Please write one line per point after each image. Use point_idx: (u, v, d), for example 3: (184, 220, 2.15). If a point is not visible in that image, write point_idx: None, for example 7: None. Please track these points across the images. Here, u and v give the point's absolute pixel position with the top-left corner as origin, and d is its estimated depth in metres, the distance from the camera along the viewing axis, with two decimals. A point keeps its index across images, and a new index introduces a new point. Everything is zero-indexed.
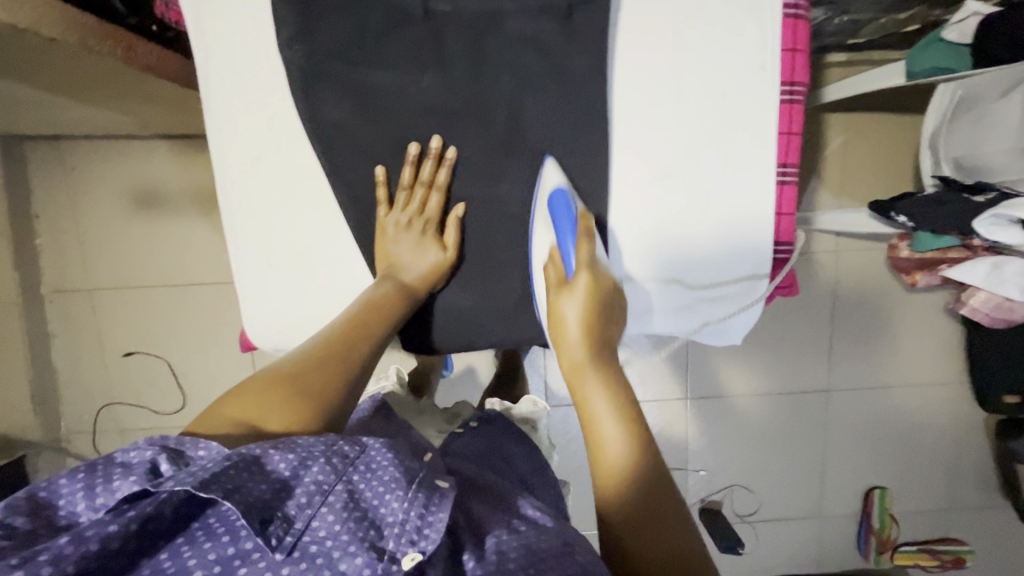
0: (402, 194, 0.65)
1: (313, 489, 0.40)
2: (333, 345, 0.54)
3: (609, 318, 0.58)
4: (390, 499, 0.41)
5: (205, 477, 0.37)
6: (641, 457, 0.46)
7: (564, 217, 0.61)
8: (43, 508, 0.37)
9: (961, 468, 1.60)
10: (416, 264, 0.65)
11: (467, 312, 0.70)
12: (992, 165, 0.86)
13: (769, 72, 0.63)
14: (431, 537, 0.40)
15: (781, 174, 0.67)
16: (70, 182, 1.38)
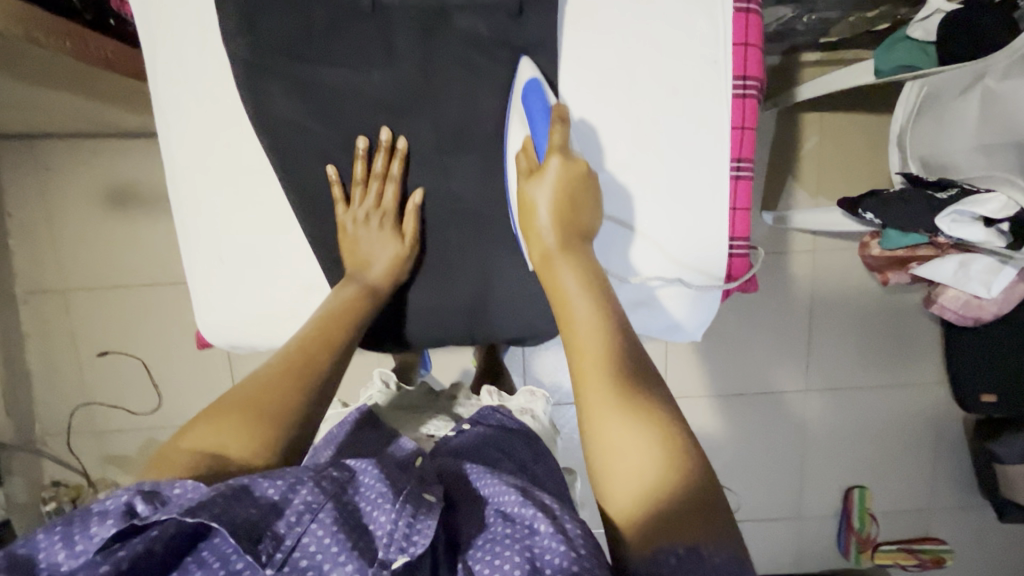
0: (357, 190, 0.65)
1: (303, 509, 0.41)
2: (295, 357, 0.54)
3: (581, 202, 0.59)
4: (378, 514, 0.43)
5: (190, 505, 0.38)
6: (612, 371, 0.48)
7: (536, 107, 0.60)
8: (22, 565, 0.36)
9: (940, 468, 1.61)
10: (379, 259, 0.65)
11: (421, 309, 0.69)
12: (957, 162, 0.85)
13: (721, 66, 0.64)
14: (420, 543, 0.42)
15: (735, 169, 0.66)
16: (43, 181, 1.37)
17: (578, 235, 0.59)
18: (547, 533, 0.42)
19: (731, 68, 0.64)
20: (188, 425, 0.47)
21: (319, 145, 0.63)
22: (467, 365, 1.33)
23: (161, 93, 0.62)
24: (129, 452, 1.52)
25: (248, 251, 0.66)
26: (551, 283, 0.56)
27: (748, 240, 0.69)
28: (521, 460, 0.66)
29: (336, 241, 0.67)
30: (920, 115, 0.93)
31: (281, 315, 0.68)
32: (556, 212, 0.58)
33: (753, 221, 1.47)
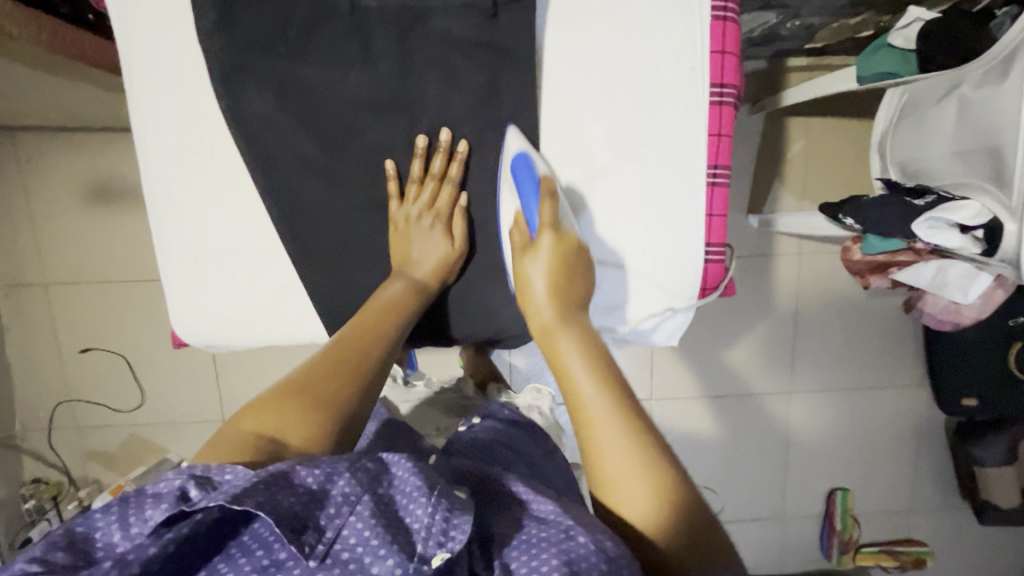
0: (412, 187, 0.66)
1: (342, 500, 0.42)
2: (346, 352, 0.57)
3: (575, 270, 0.62)
4: (414, 507, 0.43)
5: (235, 493, 0.40)
6: (648, 457, 0.47)
7: (525, 177, 0.62)
8: (81, 541, 0.41)
9: (921, 470, 1.62)
10: (425, 259, 0.66)
11: None
12: (934, 169, 0.86)
13: (698, 74, 0.64)
14: (458, 538, 0.41)
15: (711, 176, 0.67)
16: (23, 174, 1.35)
17: (573, 304, 0.61)
18: (584, 543, 0.41)
19: (708, 75, 0.65)
20: (245, 410, 0.51)
21: (296, 143, 0.63)
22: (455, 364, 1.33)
23: (137, 89, 0.61)
24: (111, 449, 1.51)
25: (224, 249, 0.66)
26: (554, 352, 0.56)
27: (724, 245, 0.70)
28: (529, 456, 0.67)
29: (384, 236, 0.68)
30: (900, 121, 0.94)
31: (258, 314, 0.68)
32: (552, 282, 0.61)
33: (740, 224, 1.48)
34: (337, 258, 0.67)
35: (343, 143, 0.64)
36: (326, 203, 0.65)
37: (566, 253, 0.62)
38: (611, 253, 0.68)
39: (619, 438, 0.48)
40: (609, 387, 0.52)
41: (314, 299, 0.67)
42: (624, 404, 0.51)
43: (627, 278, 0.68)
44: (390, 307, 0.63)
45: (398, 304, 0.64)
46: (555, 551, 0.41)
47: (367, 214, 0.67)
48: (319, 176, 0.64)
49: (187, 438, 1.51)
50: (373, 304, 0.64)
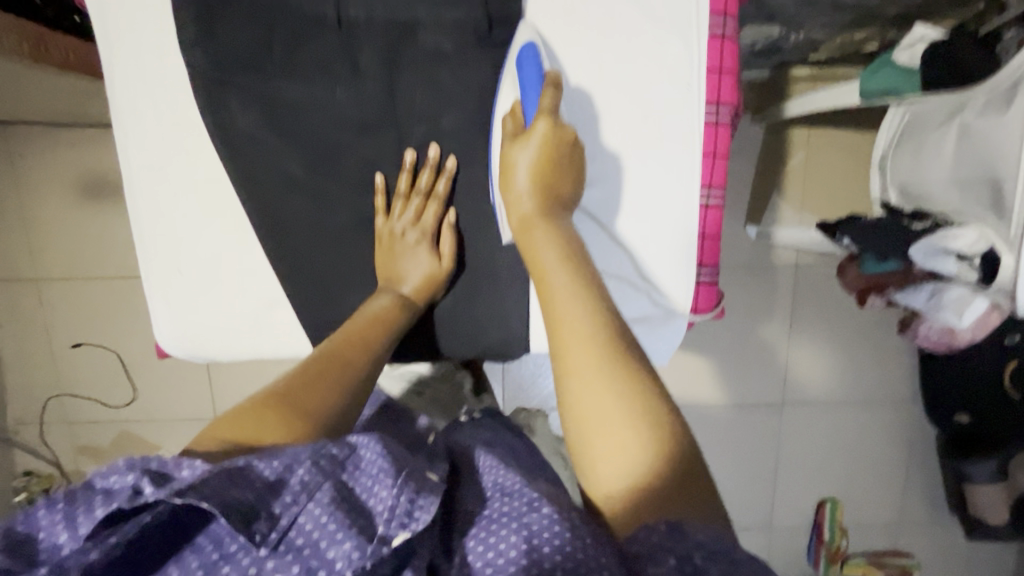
0: (399, 203, 0.65)
1: (300, 489, 0.42)
2: (332, 363, 0.56)
3: (562, 168, 0.58)
4: (378, 490, 0.43)
5: (183, 487, 0.39)
6: (623, 383, 0.45)
7: (530, 67, 0.59)
8: (22, 545, 0.39)
9: (911, 484, 1.62)
10: (413, 274, 0.65)
11: None
12: (932, 191, 0.85)
13: (693, 93, 0.63)
14: (421, 519, 0.42)
15: (705, 197, 0.66)
16: (17, 169, 1.34)
17: (556, 202, 0.57)
18: (546, 514, 0.41)
19: (703, 96, 0.63)
20: (220, 419, 0.49)
21: (280, 157, 0.62)
22: None
23: (118, 98, 0.60)
24: (102, 444, 1.51)
25: (205, 264, 0.65)
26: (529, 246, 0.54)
27: (716, 267, 0.69)
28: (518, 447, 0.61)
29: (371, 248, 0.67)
30: (901, 141, 0.93)
31: (242, 332, 0.67)
32: (537, 177, 0.57)
33: (738, 234, 1.47)
34: (321, 275, 0.66)
35: (329, 157, 0.63)
36: (310, 219, 0.64)
37: (558, 146, 0.58)
38: (599, 198, 0.64)
39: (598, 335, 0.46)
40: (592, 301, 0.49)
41: (299, 317, 0.66)
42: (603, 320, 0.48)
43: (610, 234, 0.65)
44: (378, 315, 0.63)
45: (390, 310, 0.64)
46: (512, 527, 0.41)
47: (351, 231, 0.66)
48: (302, 192, 0.63)
49: (178, 435, 1.51)
50: (359, 313, 0.63)
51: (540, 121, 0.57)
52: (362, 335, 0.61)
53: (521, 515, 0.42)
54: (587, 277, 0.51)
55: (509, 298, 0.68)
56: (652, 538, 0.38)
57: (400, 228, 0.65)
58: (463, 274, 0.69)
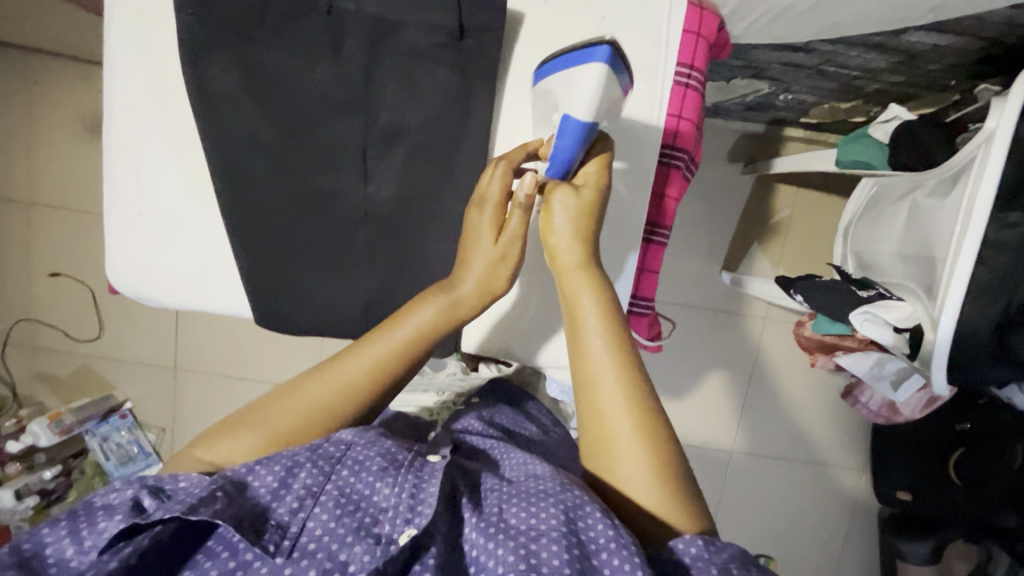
0: (494, 188, 0.61)
1: (304, 493, 0.50)
2: (362, 389, 0.58)
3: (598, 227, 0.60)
4: (381, 487, 0.52)
5: (191, 504, 0.47)
6: (650, 440, 0.52)
7: (568, 138, 0.56)
8: (31, 558, 0.47)
9: (847, 553, 1.62)
10: (472, 276, 0.61)
11: (314, 296, 0.71)
12: (883, 264, 0.88)
13: (652, 132, 0.65)
14: (424, 512, 0.50)
15: (650, 232, 0.69)
16: (29, 93, 1.39)
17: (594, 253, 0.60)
18: (593, 510, 0.48)
19: (660, 137, 0.66)
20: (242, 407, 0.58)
21: (251, 122, 0.65)
22: None
23: (114, 44, 0.64)
24: (61, 374, 1.53)
25: (161, 210, 0.68)
26: (569, 300, 0.58)
27: (653, 301, 0.72)
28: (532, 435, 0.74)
29: (343, 235, 0.70)
30: (863, 213, 0.96)
31: (186, 280, 0.70)
32: (579, 231, 0.58)
33: (713, 278, 1.50)
34: (273, 240, 0.69)
35: (300, 131, 0.66)
36: (272, 186, 0.67)
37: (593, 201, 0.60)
38: None
39: (626, 408, 0.53)
40: (624, 366, 0.54)
41: (243, 274, 0.69)
42: (635, 385, 0.54)
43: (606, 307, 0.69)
44: (421, 332, 0.60)
45: (434, 329, 0.60)
46: (547, 506, 0.49)
47: (305, 206, 0.69)
48: (267, 159, 0.66)
49: (138, 378, 1.54)
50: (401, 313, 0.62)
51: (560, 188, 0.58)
52: (403, 353, 0.60)
53: (555, 496, 0.50)
54: (620, 337, 0.56)
55: None
56: (697, 561, 0.46)
57: (353, 210, 0.69)
58: (410, 263, 0.71)
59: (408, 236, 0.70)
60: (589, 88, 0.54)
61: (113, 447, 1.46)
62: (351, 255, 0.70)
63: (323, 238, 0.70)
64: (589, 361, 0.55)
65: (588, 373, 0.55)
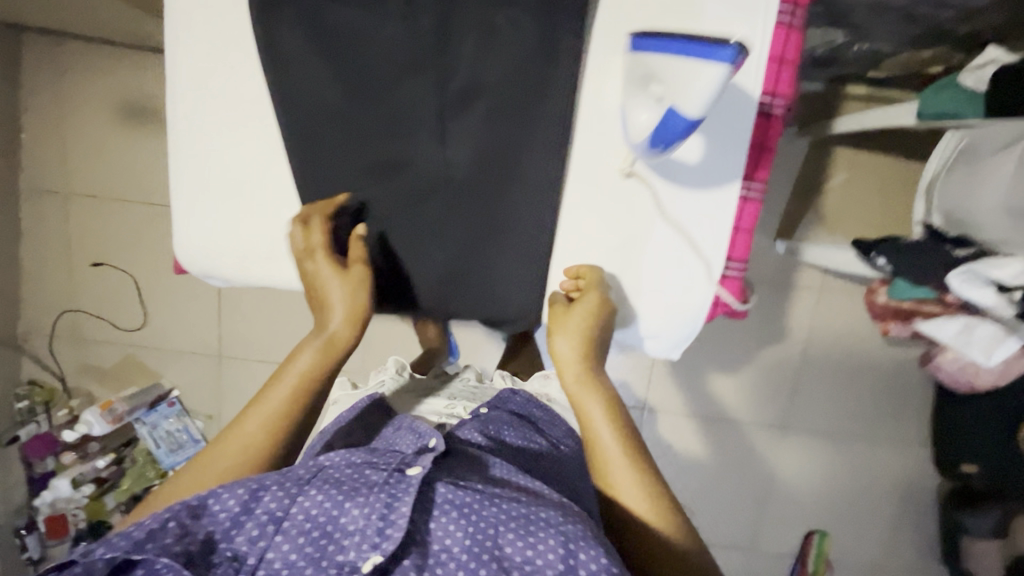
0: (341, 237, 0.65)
1: (265, 520, 0.55)
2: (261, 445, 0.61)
3: (605, 333, 0.68)
4: (351, 511, 0.55)
5: (137, 540, 0.52)
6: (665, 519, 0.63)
7: (672, 124, 0.53)
8: None
9: (905, 529, 1.58)
10: (338, 311, 0.65)
11: (391, 272, 0.69)
12: (985, 218, 0.83)
13: (750, 79, 0.60)
14: (391, 538, 0.54)
15: (745, 188, 0.65)
16: (61, 80, 1.36)
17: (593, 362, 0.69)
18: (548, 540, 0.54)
19: (759, 84, 0.61)
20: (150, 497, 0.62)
21: (320, 84, 0.62)
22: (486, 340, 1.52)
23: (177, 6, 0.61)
24: (106, 364, 1.53)
25: (229, 175, 0.66)
26: (579, 411, 0.67)
27: (743, 263, 0.68)
28: (551, 432, 0.78)
29: (415, 207, 0.66)
30: (955, 165, 0.90)
31: (260, 247, 0.68)
32: (580, 346, 0.67)
33: (764, 249, 1.44)
34: (344, 211, 0.66)
35: (369, 94, 0.62)
36: (345, 152, 0.64)
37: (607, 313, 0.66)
38: (671, 242, 0.65)
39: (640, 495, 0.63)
40: (627, 459, 0.65)
41: (317, 246, 0.67)
42: (640, 474, 0.65)
43: (701, 275, 0.66)
44: (305, 377, 0.64)
45: (315, 369, 0.65)
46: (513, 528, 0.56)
47: (374, 175, 0.65)
48: (336, 123, 0.63)
49: (180, 367, 1.53)
50: (284, 365, 0.65)
51: (564, 311, 0.68)
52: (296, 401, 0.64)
53: (517, 526, 0.56)
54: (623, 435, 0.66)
55: (529, 254, 0.67)
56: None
57: (428, 176, 0.65)
58: (491, 232, 0.67)
59: (486, 203, 0.66)
60: (705, 91, 0.51)
61: (162, 435, 1.48)
62: (427, 228, 0.67)
63: (393, 210, 0.67)
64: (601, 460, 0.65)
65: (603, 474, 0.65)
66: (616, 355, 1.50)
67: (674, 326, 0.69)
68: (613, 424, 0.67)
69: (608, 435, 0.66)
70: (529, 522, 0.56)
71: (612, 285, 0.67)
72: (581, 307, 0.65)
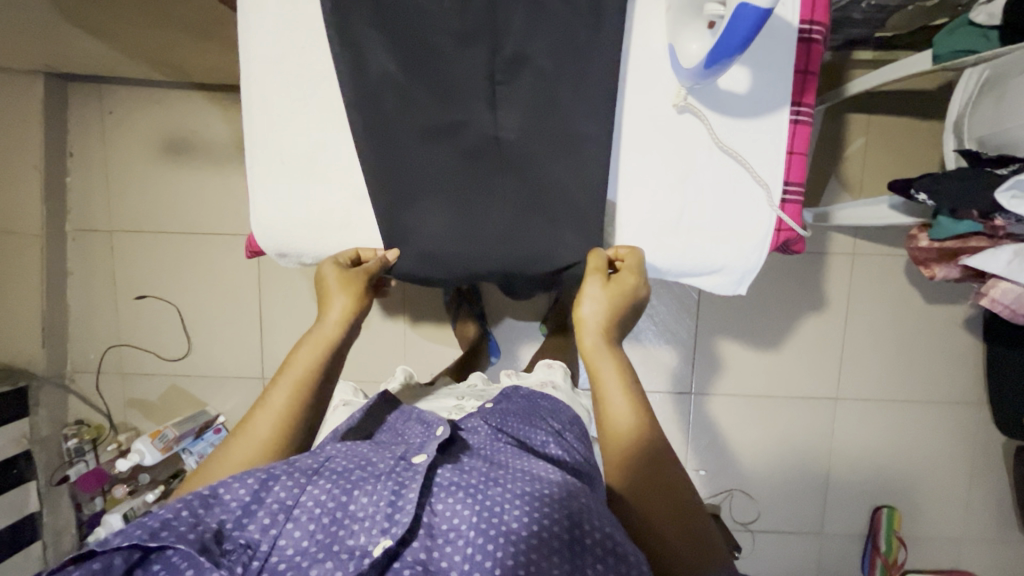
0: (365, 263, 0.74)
1: (278, 509, 0.55)
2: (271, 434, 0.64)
3: (625, 309, 0.69)
4: (361, 497, 0.56)
5: (153, 528, 0.51)
6: (668, 499, 0.60)
7: (735, 36, 0.53)
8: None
9: (976, 495, 1.52)
10: (335, 307, 0.71)
11: (450, 232, 0.72)
12: (1016, 140, 0.87)
13: (788, 10, 0.66)
14: (400, 522, 0.54)
15: (795, 113, 0.69)
16: (105, 124, 1.44)
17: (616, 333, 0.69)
18: (543, 513, 0.54)
19: (797, 15, 0.66)
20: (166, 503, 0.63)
21: (380, 57, 0.67)
22: (516, 333, 1.45)
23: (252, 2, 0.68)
24: (152, 397, 1.54)
25: (309, 153, 0.72)
26: (596, 375, 0.66)
27: (801, 186, 0.72)
28: (557, 428, 0.80)
29: (468, 169, 0.71)
30: (979, 98, 0.95)
31: (335, 221, 0.74)
32: (604, 313, 0.68)
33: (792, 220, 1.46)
34: (403, 175, 0.71)
35: (426, 65, 0.68)
36: (402, 121, 0.69)
37: (623, 293, 0.69)
38: (728, 166, 0.70)
39: (638, 468, 0.62)
40: (637, 431, 0.63)
41: (376, 211, 0.72)
42: (642, 448, 0.62)
43: (762, 199, 0.70)
44: (309, 368, 0.68)
45: (319, 360, 0.68)
46: (523, 496, 0.55)
47: (431, 140, 0.70)
48: (397, 92, 0.68)
49: (225, 393, 1.54)
50: (290, 361, 0.68)
51: (592, 279, 0.69)
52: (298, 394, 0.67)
53: (528, 501, 0.55)
54: (640, 408, 0.65)
55: (577, 210, 0.71)
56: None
57: (481, 140, 0.70)
58: (546, 187, 0.71)
59: (539, 162, 0.70)
60: None
61: None
62: (481, 190, 0.71)
63: (442, 176, 0.71)
64: (613, 426, 0.64)
65: (610, 439, 0.64)
66: (656, 341, 1.49)
67: (715, 257, 0.72)
68: (631, 395, 0.65)
69: (620, 401, 0.65)
70: (533, 501, 0.55)
71: (669, 219, 0.72)
72: (620, 283, 0.69)
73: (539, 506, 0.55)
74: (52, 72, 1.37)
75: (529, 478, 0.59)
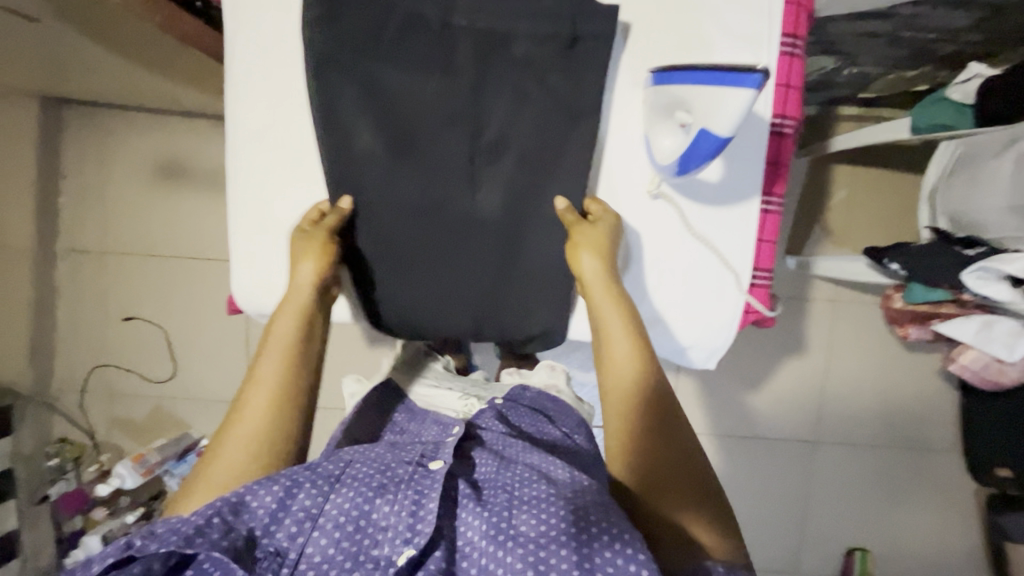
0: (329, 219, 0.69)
1: (303, 517, 0.54)
2: (266, 413, 0.62)
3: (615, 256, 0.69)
4: (381, 506, 0.56)
5: (186, 535, 0.50)
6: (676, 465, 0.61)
7: (696, 153, 0.60)
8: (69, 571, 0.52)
9: (947, 540, 1.55)
10: (302, 273, 0.68)
11: (432, 296, 0.74)
12: (987, 221, 0.89)
13: (762, 110, 0.69)
14: (422, 533, 0.54)
15: (765, 203, 0.73)
16: (100, 147, 1.45)
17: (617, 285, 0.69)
18: (560, 515, 0.53)
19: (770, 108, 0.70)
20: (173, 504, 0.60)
21: (365, 136, 0.69)
22: None
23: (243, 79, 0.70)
24: (135, 417, 1.54)
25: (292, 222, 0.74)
26: (600, 324, 0.68)
27: (769, 272, 0.75)
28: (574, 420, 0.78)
29: (450, 241, 0.72)
30: (953, 173, 0.97)
31: None
32: (601, 264, 0.68)
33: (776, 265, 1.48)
34: (389, 242, 0.72)
35: (410, 142, 0.70)
36: (385, 190, 0.71)
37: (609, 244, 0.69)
38: (701, 251, 0.72)
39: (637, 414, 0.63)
40: (640, 363, 0.65)
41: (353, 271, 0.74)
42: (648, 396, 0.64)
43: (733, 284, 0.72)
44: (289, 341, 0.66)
45: (297, 330, 0.67)
46: (547, 505, 0.54)
47: (413, 211, 0.71)
48: (382, 168, 0.70)
49: (209, 416, 1.54)
50: (270, 339, 0.67)
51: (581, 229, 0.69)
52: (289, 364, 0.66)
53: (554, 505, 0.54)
54: (643, 357, 0.66)
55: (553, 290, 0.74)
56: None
57: (461, 219, 0.72)
58: (526, 262, 0.73)
59: (516, 241, 0.72)
60: (733, 112, 0.56)
61: None
62: (466, 258, 0.73)
63: (426, 242, 0.73)
64: (614, 364, 0.66)
65: (611, 379, 0.66)
66: None
67: (685, 336, 0.74)
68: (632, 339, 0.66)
69: (621, 347, 0.66)
70: (549, 504, 0.54)
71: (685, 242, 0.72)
72: (598, 232, 0.69)
73: (558, 511, 0.53)
74: (49, 95, 1.38)
75: (552, 485, 0.57)
